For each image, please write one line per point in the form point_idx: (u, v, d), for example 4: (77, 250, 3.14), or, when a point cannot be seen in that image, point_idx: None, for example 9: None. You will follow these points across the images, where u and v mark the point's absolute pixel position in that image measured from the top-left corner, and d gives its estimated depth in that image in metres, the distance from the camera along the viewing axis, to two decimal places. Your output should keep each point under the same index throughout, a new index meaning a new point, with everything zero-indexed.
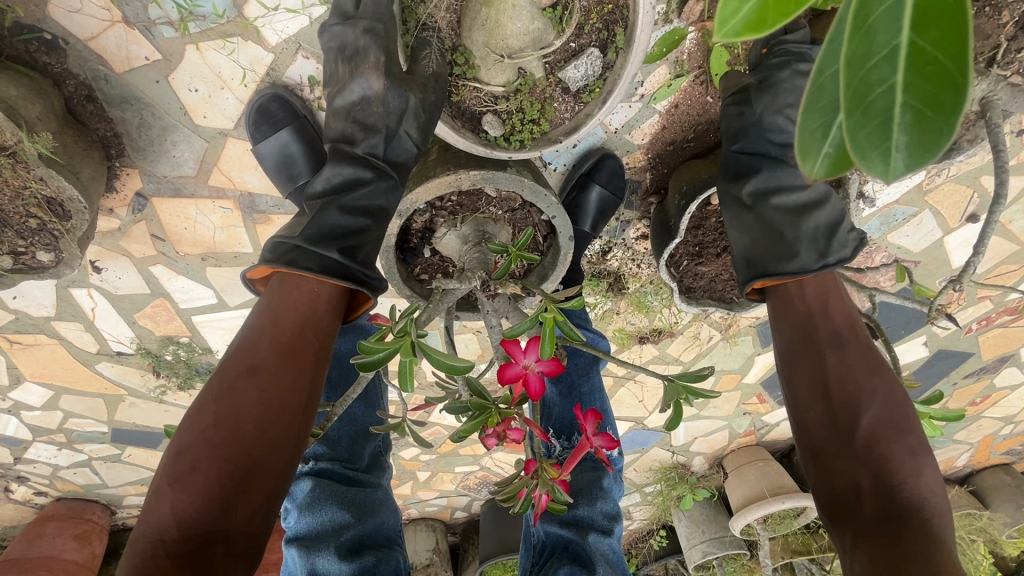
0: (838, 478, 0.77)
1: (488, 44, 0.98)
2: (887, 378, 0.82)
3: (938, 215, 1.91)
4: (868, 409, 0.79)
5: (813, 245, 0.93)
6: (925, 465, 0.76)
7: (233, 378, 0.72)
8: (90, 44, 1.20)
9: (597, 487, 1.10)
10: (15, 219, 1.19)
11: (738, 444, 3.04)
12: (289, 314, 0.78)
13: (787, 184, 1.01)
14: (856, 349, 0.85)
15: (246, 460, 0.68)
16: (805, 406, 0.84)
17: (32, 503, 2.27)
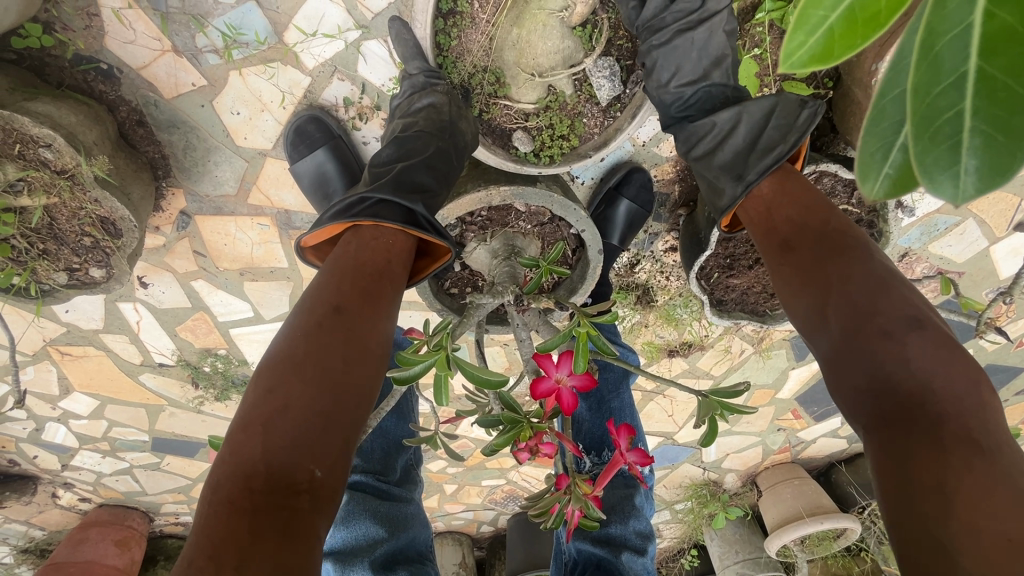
0: (839, 389, 0.69)
1: (519, 63, 0.99)
2: (859, 260, 0.73)
3: (983, 224, 1.84)
4: (839, 301, 0.71)
5: (732, 173, 0.90)
6: (912, 340, 0.63)
7: (320, 320, 0.72)
8: (142, 73, 1.27)
9: (630, 505, 1.07)
10: (70, 237, 1.26)
11: (772, 461, 2.95)
12: (367, 259, 0.80)
13: (693, 124, 0.96)
14: (819, 239, 0.78)
15: (337, 400, 0.67)
16: (797, 321, 0.78)
17: (76, 508, 2.36)
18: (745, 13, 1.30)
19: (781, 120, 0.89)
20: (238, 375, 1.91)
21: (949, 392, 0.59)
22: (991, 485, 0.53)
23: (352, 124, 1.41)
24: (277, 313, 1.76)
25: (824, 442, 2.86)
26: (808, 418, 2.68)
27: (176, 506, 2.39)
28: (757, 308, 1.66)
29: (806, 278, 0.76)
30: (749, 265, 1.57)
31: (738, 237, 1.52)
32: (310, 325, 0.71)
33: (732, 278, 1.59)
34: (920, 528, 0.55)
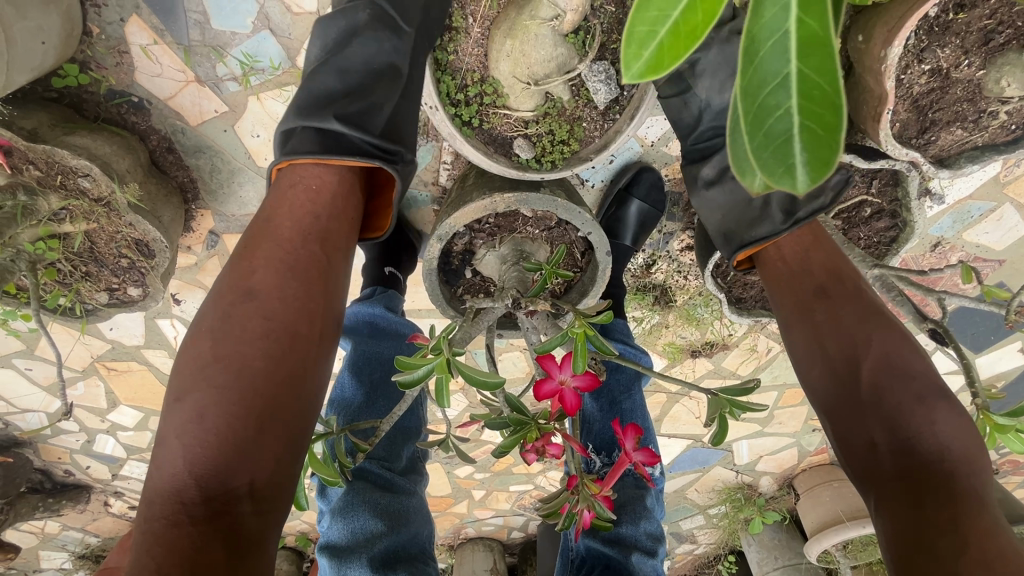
0: (855, 436, 0.76)
1: (514, 73, 0.96)
2: (886, 325, 0.81)
3: (1021, 209, 1.75)
4: (869, 358, 0.78)
5: (783, 207, 0.92)
6: (936, 410, 0.73)
7: (237, 307, 0.70)
8: (169, 103, 1.36)
9: (642, 506, 1.07)
10: (110, 259, 1.35)
11: (809, 464, 2.85)
12: (282, 222, 0.77)
13: None
14: (850, 296, 0.85)
15: (263, 394, 0.67)
16: (809, 363, 0.84)
17: (127, 516, 2.50)
18: None
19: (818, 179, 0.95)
20: None
21: (963, 459, 0.70)
22: (990, 541, 0.65)
23: None
24: None
25: None
26: None
27: None
28: None
29: (836, 328, 0.83)
30: None
31: None
32: (221, 316, 0.70)
33: (750, 275, 1.57)
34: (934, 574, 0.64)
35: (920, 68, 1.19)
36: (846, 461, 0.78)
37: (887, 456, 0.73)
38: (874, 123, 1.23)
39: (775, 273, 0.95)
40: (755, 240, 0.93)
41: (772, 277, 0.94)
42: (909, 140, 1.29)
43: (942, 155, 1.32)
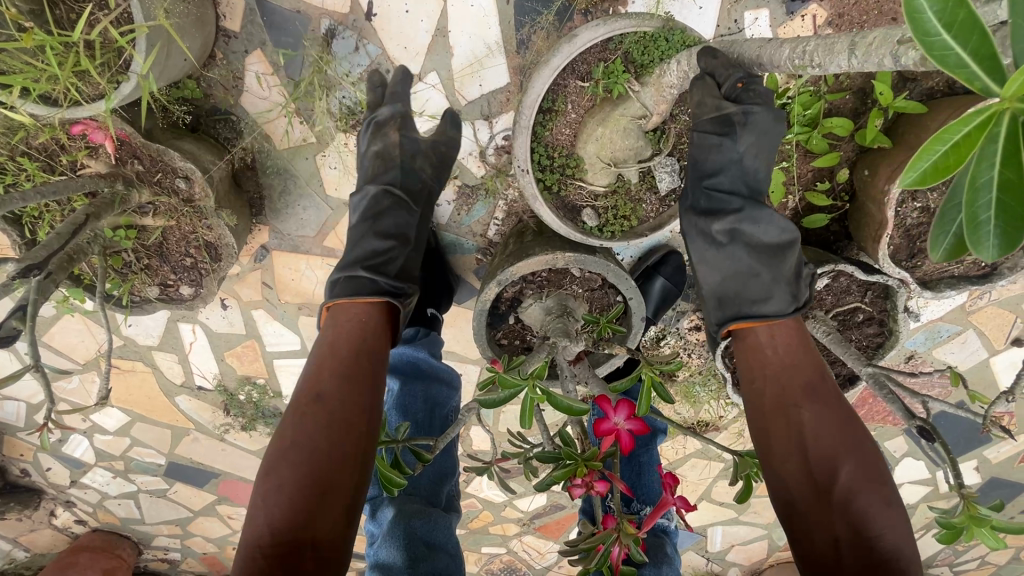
0: (817, 534, 0.78)
1: (598, 154, 1.14)
2: (856, 430, 0.86)
3: (982, 335, 2.00)
4: (845, 463, 0.82)
5: (788, 289, 0.95)
6: (898, 517, 0.79)
7: (289, 438, 0.83)
8: (263, 127, 1.47)
9: (662, 554, 1.20)
10: (175, 256, 1.41)
11: (776, 560, 2.87)
12: (344, 348, 0.93)
13: (753, 212, 0.98)
14: (829, 400, 0.88)
15: (327, 444, 0.82)
16: (782, 456, 0.85)
17: (68, 531, 2.48)
18: None
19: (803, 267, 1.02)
20: (270, 405, 2.05)
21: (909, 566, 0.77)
22: None
23: (431, 187, 1.59)
24: None
25: None
26: None
27: (168, 538, 2.52)
28: None
29: (832, 427, 0.85)
30: None
31: None
32: (272, 454, 0.82)
33: None
34: None
35: (912, 204, 1.44)
36: (803, 552, 0.79)
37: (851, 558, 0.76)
38: (874, 243, 1.45)
39: (757, 356, 0.94)
40: (758, 317, 0.93)
41: (755, 361, 0.93)
42: (899, 261, 1.52)
43: (924, 278, 1.55)
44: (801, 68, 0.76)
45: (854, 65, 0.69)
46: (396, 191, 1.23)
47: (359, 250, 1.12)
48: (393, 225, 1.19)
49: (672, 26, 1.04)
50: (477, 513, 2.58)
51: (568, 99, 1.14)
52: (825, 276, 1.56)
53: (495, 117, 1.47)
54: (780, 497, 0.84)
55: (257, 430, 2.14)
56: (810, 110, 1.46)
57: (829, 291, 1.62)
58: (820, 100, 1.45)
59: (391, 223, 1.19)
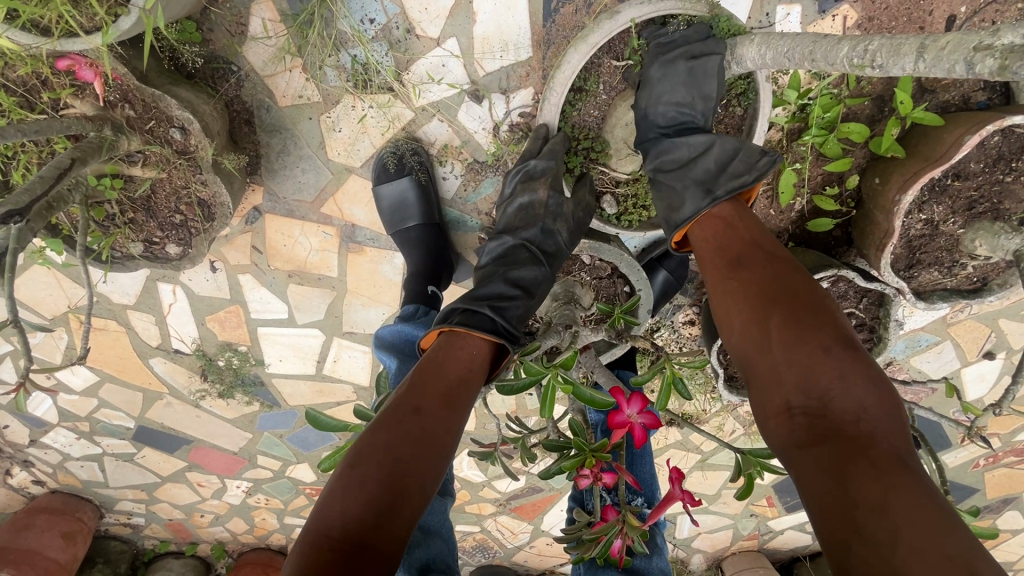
0: (770, 405, 0.72)
1: (625, 140, 1.17)
2: (808, 288, 0.78)
3: (958, 347, 2.07)
4: (783, 319, 0.75)
5: (701, 185, 0.96)
6: (848, 361, 0.68)
7: (379, 438, 0.78)
8: (266, 80, 1.38)
9: (655, 544, 1.20)
10: (163, 212, 1.32)
11: (739, 549, 2.97)
12: (452, 371, 0.89)
13: (669, 141, 1.03)
14: (769, 269, 0.83)
15: (401, 461, 0.77)
16: (732, 336, 0.82)
17: (25, 491, 2.38)
18: (791, 133, 1.54)
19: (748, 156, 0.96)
20: (250, 373, 1.98)
21: (876, 414, 0.65)
22: (914, 501, 0.56)
23: (439, 159, 1.53)
24: (310, 319, 1.85)
25: (791, 536, 2.92)
26: (780, 508, 2.76)
27: (133, 503, 2.44)
28: None
29: (772, 290, 0.79)
30: None
31: None
32: (360, 447, 0.78)
33: None
34: (860, 549, 0.56)
35: (917, 215, 1.46)
36: (766, 428, 0.72)
37: (802, 419, 0.68)
38: (877, 252, 1.46)
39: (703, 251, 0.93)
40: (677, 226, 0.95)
41: (699, 257, 0.93)
42: (898, 271, 1.55)
43: (919, 289, 1.58)
44: (859, 67, 0.75)
45: (919, 69, 0.68)
46: (534, 248, 1.13)
47: (484, 289, 1.04)
48: (524, 277, 1.09)
49: (717, 13, 1.03)
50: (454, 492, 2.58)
51: (601, 79, 1.16)
52: (826, 280, 1.57)
53: (512, 91, 1.41)
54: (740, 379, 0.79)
55: (234, 398, 2.07)
56: (829, 113, 1.45)
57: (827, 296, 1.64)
58: (839, 104, 1.44)
59: (521, 275, 1.09)
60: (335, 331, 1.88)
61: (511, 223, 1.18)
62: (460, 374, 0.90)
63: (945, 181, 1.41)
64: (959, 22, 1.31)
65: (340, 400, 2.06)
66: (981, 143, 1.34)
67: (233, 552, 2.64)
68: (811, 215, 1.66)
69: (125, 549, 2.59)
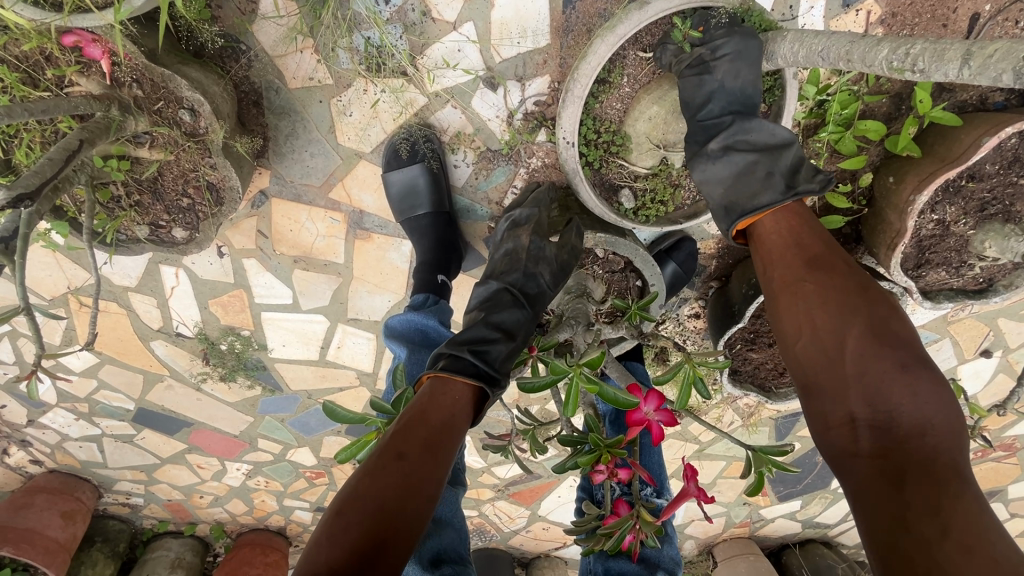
0: (834, 411, 0.73)
1: (648, 134, 1.15)
2: (878, 297, 0.78)
3: (956, 345, 2.09)
4: (855, 329, 0.74)
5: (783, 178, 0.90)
6: (919, 377, 0.69)
7: (361, 487, 0.80)
8: (276, 61, 1.35)
9: (664, 533, 1.21)
10: (169, 195, 1.29)
11: (730, 535, 3.03)
12: (435, 418, 0.89)
13: (750, 123, 0.96)
14: (842, 273, 0.81)
15: (382, 511, 0.77)
16: (794, 337, 0.81)
17: (23, 470, 2.37)
18: (808, 129, 1.53)
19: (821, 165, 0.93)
20: (252, 358, 1.96)
21: (940, 430, 0.67)
22: (970, 517, 0.59)
23: (451, 146, 1.50)
24: (314, 305, 1.83)
25: (781, 524, 2.99)
26: (772, 497, 2.81)
27: (132, 483, 2.44)
28: (765, 383, 1.81)
29: (843, 296, 0.78)
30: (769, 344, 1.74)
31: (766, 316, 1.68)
32: (345, 495, 0.80)
33: (752, 352, 1.75)
34: (917, 559, 0.58)
35: (929, 216, 1.46)
36: (827, 433, 0.74)
37: (868, 431, 0.69)
38: (888, 251, 1.46)
39: (766, 248, 0.90)
40: (758, 209, 0.89)
41: (765, 252, 0.89)
42: (906, 270, 1.56)
43: (926, 288, 1.59)
44: (899, 71, 0.75)
45: (963, 75, 0.67)
46: (516, 291, 1.14)
47: (466, 333, 1.05)
48: (505, 319, 1.09)
49: (748, 7, 1.02)
50: None
51: (625, 71, 1.14)
52: None
53: (528, 79, 1.38)
54: (799, 379, 0.80)
55: (236, 382, 2.05)
56: (847, 110, 1.44)
57: None
58: (857, 101, 1.43)
59: (503, 318, 1.09)
60: (340, 318, 1.86)
61: (496, 268, 1.23)
62: (444, 419, 0.90)
63: (960, 181, 1.41)
64: (984, 20, 1.30)
65: (343, 386, 2.05)
66: (998, 144, 1.34)
67: (232, 533, 2.65)
68: (822, 212, 1.66)
69: (124, 528, 2.59)
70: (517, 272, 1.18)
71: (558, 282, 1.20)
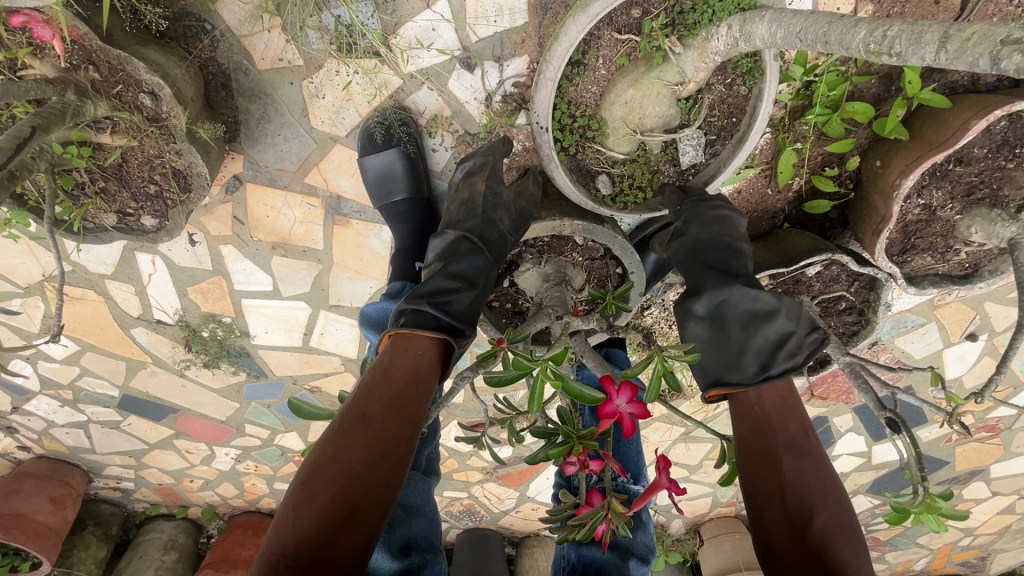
0: (789, 575, 0.73)
1: (624, 119, 1.12)
2: (837, 486, 0.81)
3: (942, 328, 2.09)
4: (820, 511, 0.78)
5: (758, 359, 0.92)
6: (865, 570, 0.74)
7: (328, 453, 0.79)
8: (242, 41, 1.30)
9: (639, 520, 1.21)
10: (135, 181, 1.25)
11: (717, 514, 3.07)
12: (399, 375, 0.88)
13: (740, 288, 0.97)
14: (813, 457, 0.84)
15: (353, 475, 0.77)
16: (762, 495, 0.81)
17: (11, 456, 2.37)
18: (795, 111, 1.50)
19: (802, 337, 0.94)
20: (235, 345, 1.95)
21: None
22: None
23: (429, 130, 1.46)
24: (295, 291, 1.80)
25: None
26: None
27: (121, 469, 2.45)
28: None
29: (812, 477, 0.81)
30: None
31: None
32: (311, 463, 0.79)
33: None
34: None
35: (915, 201, 1.44)
36: None
37: None
38: (873, 237, 1.44)
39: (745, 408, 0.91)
40: (727, 386, 0.91)
41: (744, 413, 0.90)
42: (891, 256, 1.54)
43: (911, 274, 1.58)
44: (876, 54, 0.72)
45: (940, 59, 0.65)
46: (475, 238, 1.13)
47: (425, 285, 1.02)
48: (466, 268, 1.07)
49: None
50: (443, 460, 2.62)
51: (600, 52, 1.09)
52: (819, 263, 1.56)
53: (506, 60, 1.33)
54: (757, 534, 0.80)
55: (220, 368, 2.04)
56: (835, 91, 1.40)
57: (818, 278, 1.63)
58: (845, 82, 1.39)
59: (463, 266, 1.08)
60: (322, 304, 1.84)
61: (454, 217, 1.21)
62: (409, 378, 0.88)
63: (948, 166, 1.38)
64: None
65: (327, 371, 2.04)
66: (987, 128, 1.31)
67: (223, 515, 2.67)
68: (808, 196, 1.64)
69: (116, 512, 2.61)
70: (476, 218, 1.16)
71: (517, 228, 1.21)
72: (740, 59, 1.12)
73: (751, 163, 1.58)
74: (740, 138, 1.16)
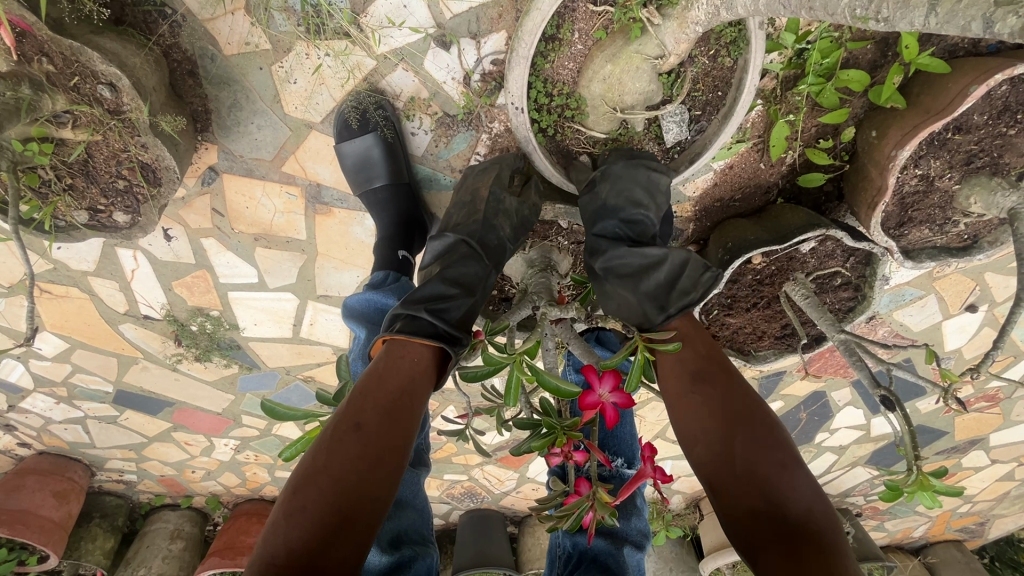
0: (734, 510, 0.71)
1: (604, 96, 1.07)
2: (758, 402, 0.80)
3: (941, 300, 2.05)
4: (743, 434, 0.76)
5: (654, 301, 0.90)
6: (800, 477, 0.71)
7: (319, 461, 0.75)
8: (207, 25, 1.25)
9: (632, 505, 1.21)
10: (103, 177, 1.21)
11: None
12: (393, 383, 0.83)
13: (626, 249, 0.98)
14: (726, 381, 0.82)
15: (344, 481, 0.73)
16: (693, 442, 0.79)
17: (12, 453, 2.39)
18: (787, 81, 1.45)
19: (693, 271, 0.92)
20: (225, 338, 1.93)
21: (827, 522, 0.68)
22: None
23: (406, 113, 1.41)
24: (281, 282, 1.78)
25: None
26: None
27: (122, 462, 2.47)
28: (743, 347, 1.80)
29: (731, 403, 0.79)
30: (747, 308, 1.72)
31: (742, 280, 1.66)
32: (301, 472, 0.75)
33: (729, 316, 1.73)
34: None
35: (912, 171, 1.39)
36: (731, 532, 0.71)
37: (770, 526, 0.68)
38: (868, 211, 1.39)
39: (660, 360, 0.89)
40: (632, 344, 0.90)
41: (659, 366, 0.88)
42: (887, 229, 1.50)
43: (908, 247, 1.53)
44: (862, 20, 0.67)
45: (929, 23, 0.61)
46: (473, 242, 1.09)
47: (421, 290, 0.97)
48: (463, 275, 1.03)
49: None
50: (442, 444, 2.63)
51: (574, 26, 1.05)
52: (813, 239, 1.52)
53: (483, 37, 1.28)
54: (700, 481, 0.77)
55: (212, 362, 2.03)
56: (828, 59, 1.34)
57: (813, 255, 1.59)
58: (840, 49, 1.32)
59: (460, 272, 1.03)
60: (310, 295, 1.82)
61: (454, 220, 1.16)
62: (405, 384, 0.84)
63: (946, 134, 1.33)
64: None
65: (320, 361, 2.03)
66: (987, 93, 1.25)
67: (227, 503, 2.70)
68: (802, 169, 1.58)
69: (121, 504, 2.64)
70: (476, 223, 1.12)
71: (517, 236, 1.16)
72: (723, 29, 1.07)
73: (743, 138, 1.53)
74: (726, 113, 1.11)
